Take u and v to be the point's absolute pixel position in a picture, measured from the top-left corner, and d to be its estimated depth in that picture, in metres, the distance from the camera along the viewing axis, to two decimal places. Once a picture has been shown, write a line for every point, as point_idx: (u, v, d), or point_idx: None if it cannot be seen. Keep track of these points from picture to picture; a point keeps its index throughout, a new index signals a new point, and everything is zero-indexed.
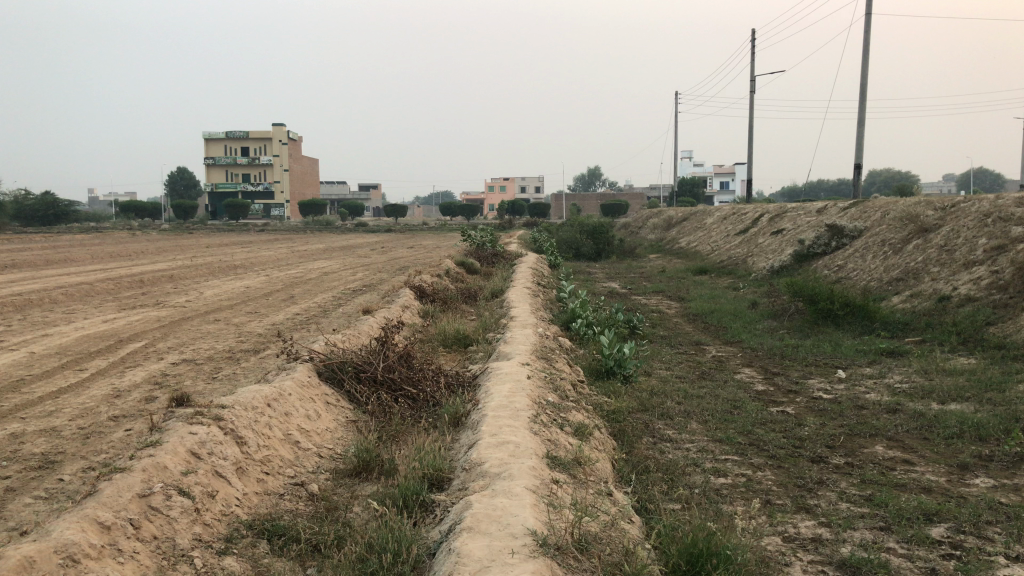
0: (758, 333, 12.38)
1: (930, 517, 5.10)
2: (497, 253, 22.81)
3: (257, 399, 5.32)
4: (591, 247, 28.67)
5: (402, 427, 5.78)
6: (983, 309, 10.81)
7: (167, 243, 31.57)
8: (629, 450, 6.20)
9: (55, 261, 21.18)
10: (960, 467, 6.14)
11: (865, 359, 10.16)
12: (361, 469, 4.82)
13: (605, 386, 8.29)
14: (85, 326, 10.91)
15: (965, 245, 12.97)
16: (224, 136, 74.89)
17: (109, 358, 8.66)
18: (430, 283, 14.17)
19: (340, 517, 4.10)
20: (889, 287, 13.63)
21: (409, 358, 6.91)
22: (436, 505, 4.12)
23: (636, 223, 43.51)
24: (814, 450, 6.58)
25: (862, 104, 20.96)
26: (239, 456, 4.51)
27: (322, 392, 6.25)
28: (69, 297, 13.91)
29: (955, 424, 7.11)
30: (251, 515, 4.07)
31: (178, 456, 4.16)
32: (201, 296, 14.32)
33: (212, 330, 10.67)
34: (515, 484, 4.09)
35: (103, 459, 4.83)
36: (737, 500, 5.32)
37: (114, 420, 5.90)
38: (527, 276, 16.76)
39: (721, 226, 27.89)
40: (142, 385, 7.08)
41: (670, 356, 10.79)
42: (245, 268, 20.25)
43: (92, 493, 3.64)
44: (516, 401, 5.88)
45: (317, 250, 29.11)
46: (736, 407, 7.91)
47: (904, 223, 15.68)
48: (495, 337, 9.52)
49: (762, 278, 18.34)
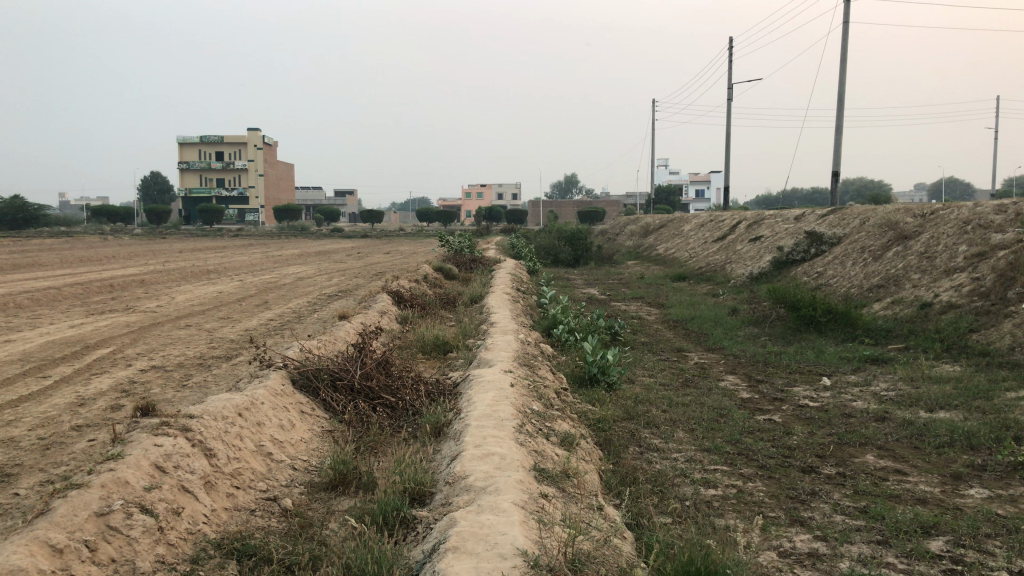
0: (740, 340, 12.25)
1: (927, 530, 4.94)
2: (475, 258, 22.59)
3: (228, 409, 5.04)
4: (569, 253, 28.53)
5: (380, 438, 5.52)
6: (965, 316, 10.74)
7: (137, 246, 30.76)
8: (616, 460, 6.00)
9: (22, 265, 20.62)
10: (954, 477, 6.00)
11: (849, 366, 10.06)
12: (337, 482, 4.56)
13: (588, 394, 8.08)
14: (51, 331, 10.55)
15: (945, 252, 12.95)
16: (198, 141, 74.30)
17: (75, 364, 8.34)
18: (408, 288, 13.90)
19: (315, 535, 3.85)
20: (869, 294, 13.59)
21: (388, 365, 6.66)
22: (418, 522, 3.86)
23: (614, 229, 43.47)
24: (804, 460, 6.41)
25: (840, 111, 21.04)
26: (208, 469, 4.23)
27: (297, 400, 5.98)
28: (34, 302, 13.49)
29: (946, 433, 6.97)
30: (221, 533, 3.80)
31: (141, 471, 3.87)
32: (172, 301, 13.95)
33: (183, 336, 10.35)
34: (502, 499, 3.86)
35: (63, 472, 4.56)
36: (730, 513, 5.14)
37: (75, 430, 5.61)
38: (506, 281, 16.56)
39: (698, 233, 27.89)
40: (108, 393, 6.79)
41: (653, 362, 10.63)
42: (217, 273, 19.85)
43: (43, 512, 3.35)
44: (500, 409, 5.66)
45: (293, 255, 28.78)
46: (722, 416, 7.73)
47: (883, 230, 15.70)
48: (475, 343, 9.30)
49: (741, 285, 18.28)
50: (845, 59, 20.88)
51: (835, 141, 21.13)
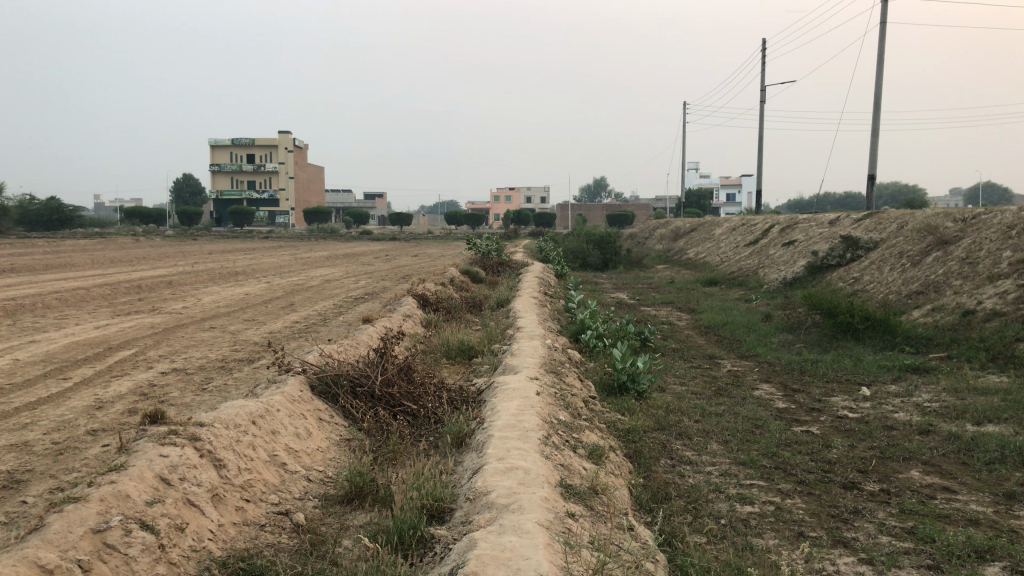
0: (775, 347, 11.89)
1: (982, 555, 4.61)
2: (503, 261, 22.35)
3: (241, 417, 4.84)
4: (598, 257, 28.18)
5: (400, 447, 5.30)
6: (1011, 325, 10.31)
7: (168, 248, 30.96)
8: (647, 474, 5.73)
9: (55, 265, 20.77)
10: (1007, 496, 5.65)
11: (889, 376, 9.68)
12: (353, 496, 4.34)
13: (618, 403, 7.80)
14: (76, 332, 10.46)
15: (988, 257, 12.50)
16: (230, 143, 74.97)
17: (96, 366, 8.21)
18: (435, 291, 13.71)
19: (328, 553, 3.63)
20: (908, 300, 13.16)
21: (410, 371, 6.44)
22: (436, 542, 3.62)
23: (643, 233, 43.10)
24: (846, 475, 6.09)
25: (877, 113, 20.55)
26: (216, 481, 4.03)
27: (315, 407, 5.77)
28: (62, 302, 13.48)
29: (995, 448, 6.61)
30: (227, 550, 3.59)
31: (144, 483, 3.66)
32: (200, 302, 13.88)
33: (206, 338, 10.21)
34: (525, 519, 3.60)
35: (74, 479, 4.39)
36: (768, 533, 4.85)
37: (90, 435, 5.45)
38: (535, 285, 16.32)
39: (729, 237, 27.43)
40: (127, 396, 6.63)
41: (684, 370, 10.33)
42: (245, 275, 19.80)
43: (37, 529, 3.17)
44: (525, 419, 5.41)
45: (321, 257, 28.73)
46: (758, 427, 7.42)
47: (922, 234, 15.22)
48: (501, 348, 9.06)
49: (774, 290, 17.86)
50: (882, 60, 20.38)
51: (871, 144, 20.64)
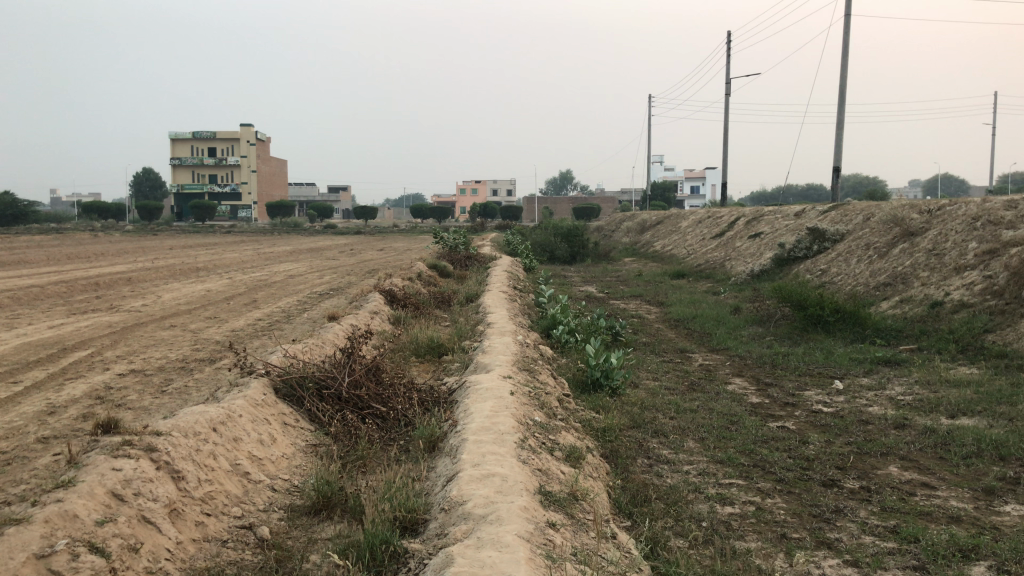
0: (746, 341, 11.82)
1: (967, 554, 4.51)
2: (470, 255, 22.09)
3: (200, 424, 4.58)
4: (566, 250, 28.04)
5: (369, 453, 5.09)
6: (979, 316, 10.32)
7: (129, 244, 30.27)
8: (624, 475, 5.58)
9: (9, 262, 20.16)
10: (986, 492, 5.58)
11: (861, 368, 9.65)
12: (320, 506, 4.12)
13: (592, 400, 7.65)
14: (29, 332, 10.06)
15: (954, 249, 12.55)
16: (190, 136, 73.66)
17: (49, 368, 7.87)
18: (401, 286, 13.43)
19: (295, 571, 3.42)
20: (877, 292, 13.18)
21: (378, 372, 6.22)
22: (410, 556, 3.42)
23: (610, 225, 43.12)
24: (825, 473, 5.98)
25: (841, 105, 20.62)
26: (174, 495, 3.79)
27: (279, 411, 5.53)
28: (15, 301, 13.00)
29: (972, 442, 6.56)
30: (186, 571, 3.36)
31: (94, 500, 3.42)
32: (159, 300, 13.47)
33: (166, 337, 9.88)
34: (504, 531, 3.41)
35: (20, 492, 4.12)
36: (751, 535, 4.72)
37: (40, 443, 5.15)
38: (503, 279, 16.10)
39: (695, 230, 27.43)
40: (81, 401, 6.32)
41: (656, 364, 10.21)
42: (207, 271, 19.34)
43: None
44: (500, 422, 5.21)
45: (285, 252, 28.24)
46: (734, 423, 7.30)
47: (888, 226, 15.28)
48: (471, 345, 8.85)
49: (742, 282, 17.84)
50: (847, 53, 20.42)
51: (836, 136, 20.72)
